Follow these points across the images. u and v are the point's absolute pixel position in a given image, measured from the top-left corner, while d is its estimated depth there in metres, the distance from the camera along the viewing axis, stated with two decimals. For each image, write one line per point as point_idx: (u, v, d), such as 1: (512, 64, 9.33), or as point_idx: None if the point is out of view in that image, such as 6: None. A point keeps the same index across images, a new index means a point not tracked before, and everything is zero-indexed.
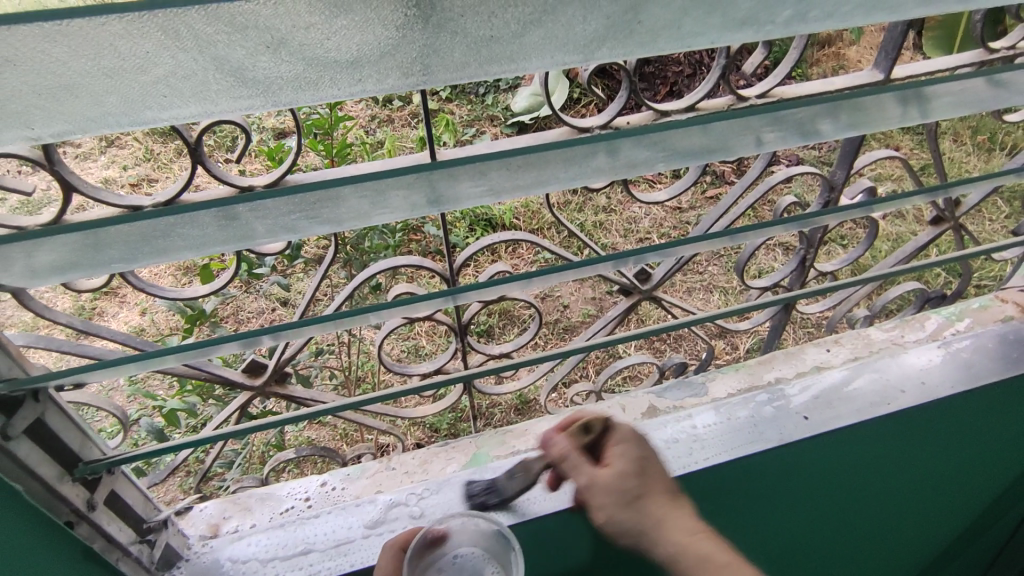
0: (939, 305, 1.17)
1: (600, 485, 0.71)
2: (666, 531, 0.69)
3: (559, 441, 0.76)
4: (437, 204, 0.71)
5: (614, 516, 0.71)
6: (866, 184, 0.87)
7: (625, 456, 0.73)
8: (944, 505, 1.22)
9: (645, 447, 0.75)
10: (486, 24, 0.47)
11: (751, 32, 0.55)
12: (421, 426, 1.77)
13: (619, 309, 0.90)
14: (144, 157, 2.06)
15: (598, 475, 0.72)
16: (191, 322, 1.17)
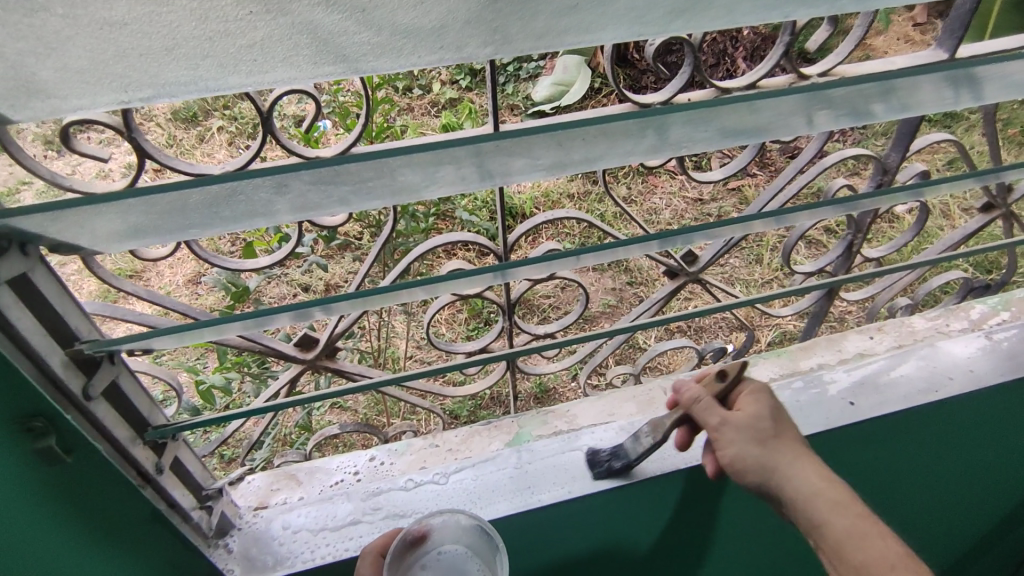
0: (980, 295, 1.16)
1: (731, 421, 0.76)
2: (796, 472, 0.72)
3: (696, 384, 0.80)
4: (490, 178, 0.71)
5: (746, 452, 0.74)
6: (920, 168, 0.86)
7: (759, 403, 0.77)
8: (979, 497, 1.21)
9: (777, 400, 0.79)
10: None
11: (825, 8, 0.54)
12: (443, 412, 1.79)
13: (664, 292, 0.90)
14: (169, 142, 2.07)
15: (730, 417, 0.76)
16: (235, 298, 1.17)
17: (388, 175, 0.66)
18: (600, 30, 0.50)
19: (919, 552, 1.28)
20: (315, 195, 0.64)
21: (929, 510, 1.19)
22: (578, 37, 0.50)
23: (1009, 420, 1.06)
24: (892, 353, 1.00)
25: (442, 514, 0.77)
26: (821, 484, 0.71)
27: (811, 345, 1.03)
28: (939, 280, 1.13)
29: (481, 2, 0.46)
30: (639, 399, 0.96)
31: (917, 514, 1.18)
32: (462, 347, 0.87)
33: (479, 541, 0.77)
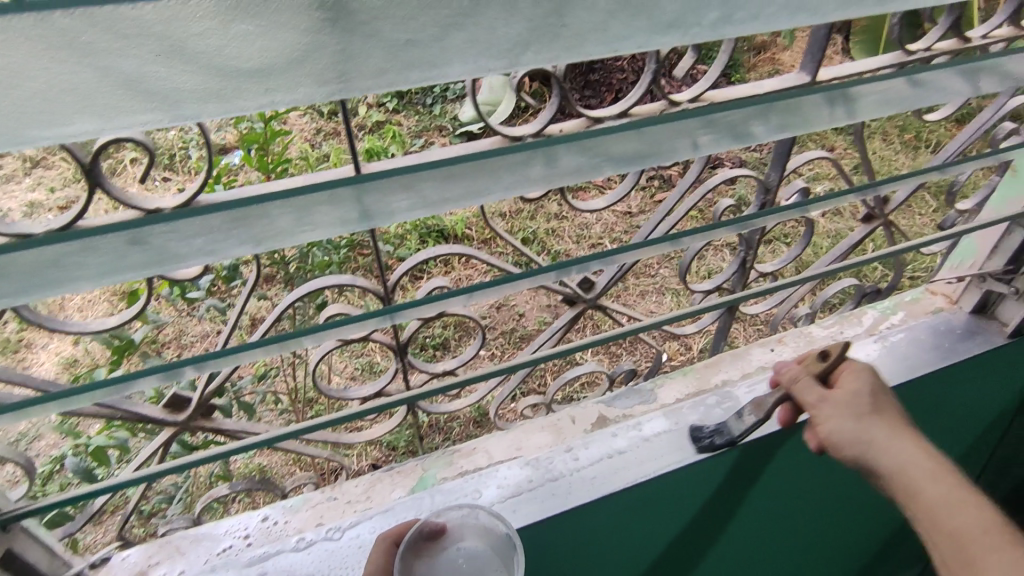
0: (875, 300, 1.20)
1: (832, 398, 0.77)
2: (888, 442, 0.74)
3: (797, 365, 0.82)
4: (368, 218, 0.68)
5: (843, 425, 0.75)
6: (801, 184, 0.88)
7: (856, 381, 0.78)
8: (891, 496, 1.26)
9: (875, 377, 0.80)
10: (402, 27, 0.45)
11: (678, 36, 0.51)
12: (379, 445, 1.73)
13: (565, 319, 0.89)
14: (73, 178, 1.95)
15: (830, 395, 0.77)
16: (119, 354, 1.07)
17: (246, 222, 0.61)
18: (449, 67, 0.48)
19: (840, 550, 1.31)
20: (163, 248, 0.59)
21: (844, 509, 1.22)
22: (422, 74, 0.47)
23: (911, 420, 1.09)
24: (792, 365, 1.02)
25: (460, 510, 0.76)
26: (913, 455, 0.73)
27: (717, 361, 1.04)
28: (835, 286, 1.17)
29: (305, 38, 0.43)
30: (547, 430, 0.94)
31: (833, 514, 1.21)
32: (356, 394, 0.83)
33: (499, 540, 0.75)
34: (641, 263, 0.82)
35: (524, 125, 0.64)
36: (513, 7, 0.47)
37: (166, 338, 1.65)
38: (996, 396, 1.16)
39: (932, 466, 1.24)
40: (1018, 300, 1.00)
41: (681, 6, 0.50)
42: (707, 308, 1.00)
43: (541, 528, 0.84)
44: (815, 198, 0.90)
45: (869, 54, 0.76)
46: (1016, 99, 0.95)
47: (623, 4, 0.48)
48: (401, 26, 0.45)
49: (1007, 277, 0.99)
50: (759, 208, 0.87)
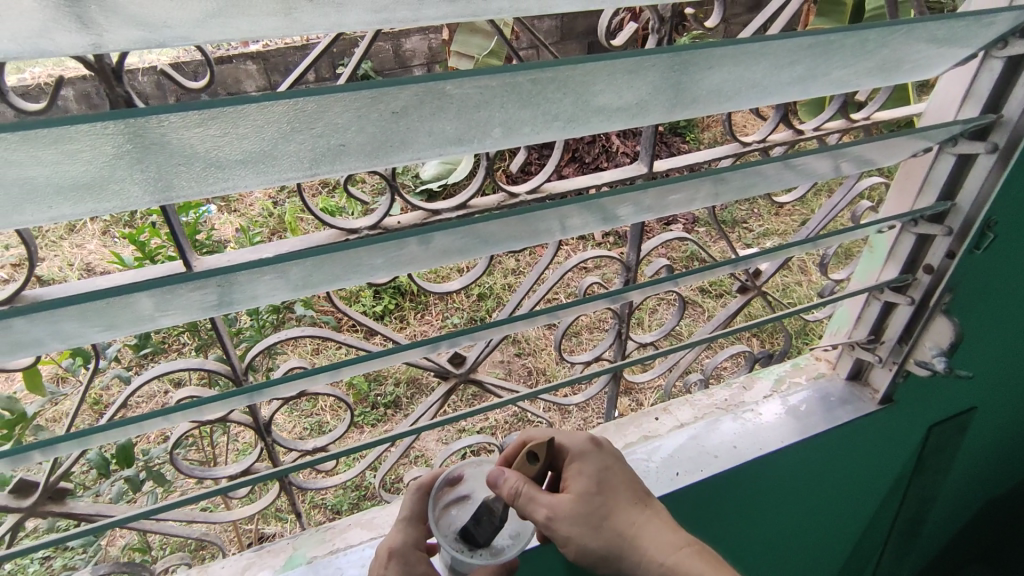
0: (768, 364, 1.24)
1: (560, 515, 0.78)
2: (647, 549, 0.78)
3: (511, 475, 0.77)
4: (225, 305, 0.71)
5: (586, 543, 0.78)
6: (665, 262, 0.94)
7: (581, 477, 0.82)
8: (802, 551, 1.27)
9: (598, 462, 0.84)
10: (209, 150, 0.47)
11: (467, 150, 0.57)
12: (322, 508, 1.70)
13: (438, 393, 0.91)
14: None
15: (557, 507, 0.78)
16: (8, 428, 1.06)
17: (94, 312, 0.64)
18: (246, 172, 0.49)
19: None
20: (22, 334, 0.63)
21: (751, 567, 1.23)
22: (217, 177, 0.49)
23: (801, 484, 1.12)
24: (673, 433, 1.05)
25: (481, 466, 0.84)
26: (659, 542, 0.79)
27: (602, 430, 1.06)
28: (727, 352, 1.22)
29: (124, 157, 0.45)
30: None
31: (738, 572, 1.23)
32: (222, 472, 0.83)
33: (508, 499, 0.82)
34: (505, 340, 0.85)
35: (359, 219, 0.68)
36: (317, 130, 0.49)
37: (94, 406, 1.65)
38: (887, 459, 1.19)
39: (840, 521, 1.26)
40: (885, 369, 1.03)
41: (464, 124, 0.55)
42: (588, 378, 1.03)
43: None
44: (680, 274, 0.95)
45: (702, 147, 0.82)
46: (866, 181, 1.03)
47: (417, 121, 0.52)
48: (206, 142, 0.46)
49: (872, 346, 1.02)
50: (624, 285, 0.92)
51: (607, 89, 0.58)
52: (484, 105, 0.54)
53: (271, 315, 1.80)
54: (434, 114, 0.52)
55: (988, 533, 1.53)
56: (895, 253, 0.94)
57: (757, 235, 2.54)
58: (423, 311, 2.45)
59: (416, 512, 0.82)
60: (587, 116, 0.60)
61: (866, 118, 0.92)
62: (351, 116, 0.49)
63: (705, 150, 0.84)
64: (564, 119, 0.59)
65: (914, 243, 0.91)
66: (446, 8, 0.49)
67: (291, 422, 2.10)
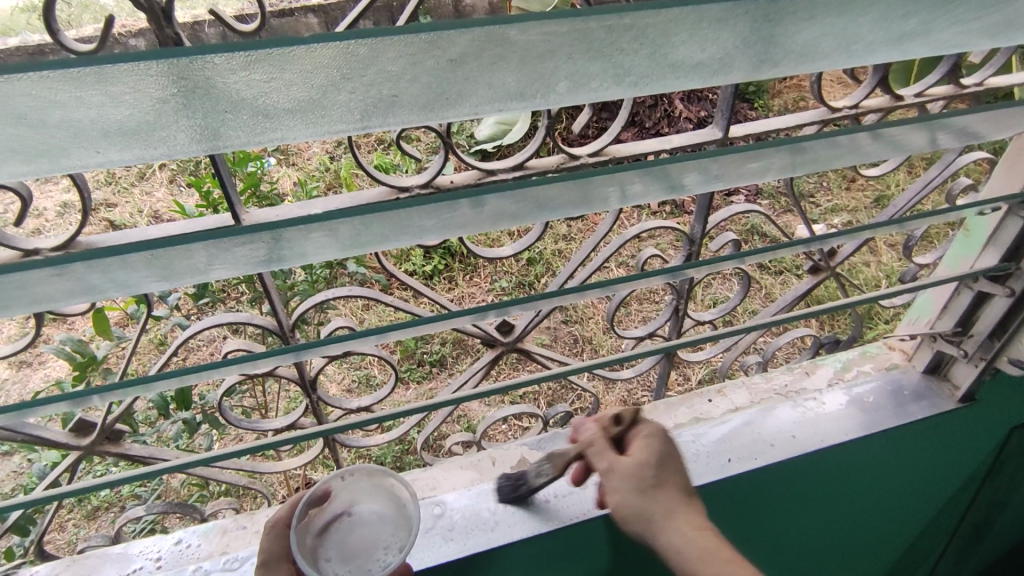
0: (834, 350, 1.17)
1: (618, 470, 0.75)
2: (676, 526, 0.72)
3: (594, 426, 0.81)
4: (274, 261, 0.69)
5: (628, 500, 0.74)
6: (732, 237, 0.88)
7: (648, 448, 0.77)
8: (860, 544, 1.20)
9: (668, 445, 0.78)
10: (258, 96, 0.44)
11: (531, 105, 0.52)
12: (367, 458, 1.74)
13: (484, 360, 0.89)
14: None
15: (618, 463, 0.75)
16: (81, 369, 1.11)
17: (147, 261, 0.64)
18: (291, 123, 0.47)
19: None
20: (84, 278, 0.63)
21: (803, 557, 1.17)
22: (263, 126, 0.46)
23: (861, 479, 1.05)
24: (728, 417, 0.99)
25: (345, 476, 0.82)
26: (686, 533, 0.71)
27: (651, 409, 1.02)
28: (789, 336, 1.15)
29: (168, 99, 0.43)
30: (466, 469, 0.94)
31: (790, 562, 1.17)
32: (269, 425, 0.84)
33: (395, 505, 0.82)
34: (558, 312, 0.82)
35: (413, 177, 0.65)
36: (366, 77, 0.46)
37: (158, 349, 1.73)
38: (959, 459, 1.11)
39: (902, 517, 1.18)
40: (969, 365, 0.94)
41: (528, 76, 0.50)
42: (640, 354, 0.99)
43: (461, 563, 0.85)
44: (747, 250, 0.88)
45: (784, 113, 0.74)
46: (967, 157, 0.93)
47: (475, 69, 0.48)
48: (253, 87, 0.44)
49: (957, 339, 0.93)
50: (685, 259, 0.87)
51: (689, 41, 0.53)
52: (552, 54, 0.49)
53: (324, 270, 1.83)
54: (496, 63, 0.48)
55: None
56: (996, 239, 0.84)
57: (824, 210, 2.39)
58: (472, 272, 2.43)
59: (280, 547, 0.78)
60: (666, 70, 0.54)
61: (977, 84, 0.82)
62: (405, 62, 0.46)
63: (789, 116, 0.76)
64: (639, 73, 0.53)
65: (1020, 229, 0.81)
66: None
67: (340, 375, 2.14)
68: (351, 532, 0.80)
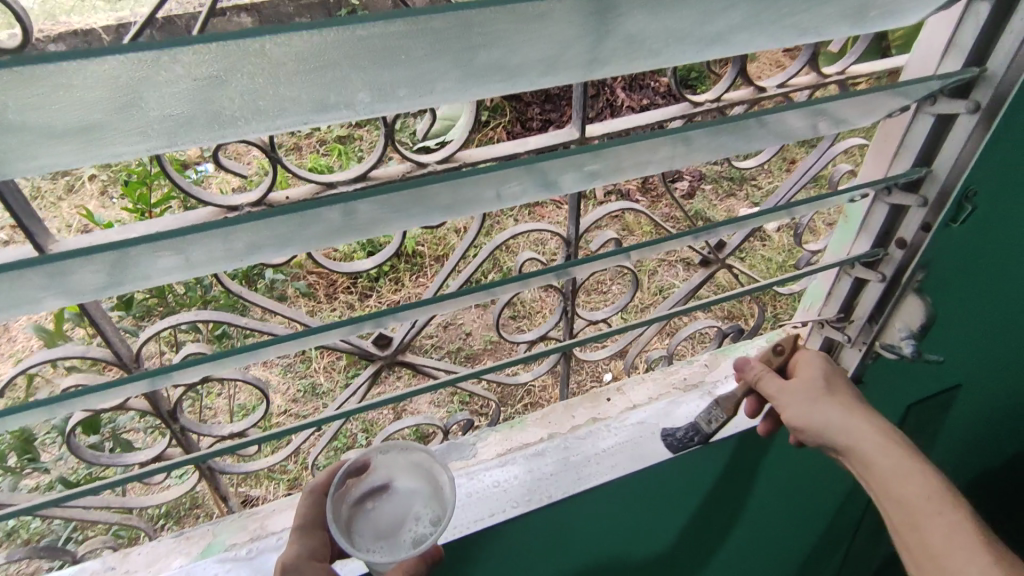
0: (737, 339, 1.17)
1: (788, 389, 0.83)
2: (860, 428, 0.79)
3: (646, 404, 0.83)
4: (114, 285, 0.63)
5: (829, 414, 0.81)
6: (612, 234, 0.86)
7: (812, 369, 0.84)
8: (775, 527, 1.21)
9: (830, 366, 0.85)
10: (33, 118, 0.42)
11: (339, 116, 0.50)
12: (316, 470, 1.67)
13: (365, 375, 0.86)
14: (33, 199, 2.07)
15: (789, 386, 0.84)
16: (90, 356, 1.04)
17: None
18: (66, 146, 0.44)
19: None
20: None
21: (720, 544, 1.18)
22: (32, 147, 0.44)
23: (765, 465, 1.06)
24: (627, 415, 0.98)
25: (386, 448, 0.79)
26: (863, 432, 0.79)
27: (552, 411, 1.00)
28: (693, 328, 1.15)
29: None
30: None
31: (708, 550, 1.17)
32: (132, 459, 0.79)
33: (433, 479, 0.79)
34: (459, 313, 0.80)
35: (243, 194, 0.61)
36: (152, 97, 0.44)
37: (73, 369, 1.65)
38: None
39: (815, 497, 1.20)
40: (854, 350, 0.95)
41: (325, 86, 0.47)
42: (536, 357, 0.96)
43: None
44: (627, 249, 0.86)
45: (642, 110, 0.73)
46: (842, 143, 0.93)
47: (266, 79, 0.46)
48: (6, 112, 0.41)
49: (841, 325, 0.94)
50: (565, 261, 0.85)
51: (502, 44, 0.50)
52: (345, 65, 0.47)
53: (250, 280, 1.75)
54: (287, 77, 0.46)
55: (970, 497, 1.48)
56: (866, 226, 0.85)
57: (765, 192, 2.40)
58: (420, 272, 2.36)
59: (311, 517, 0.77)
60: (483, 75, 0.52)
61: (840, 73, 0.82)
62: (182, 79, 0.44)
63: (651, 111, 0.75)
64: (453, 78, 0.51)
65: (886, 214, 0.82)
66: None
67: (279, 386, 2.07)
68: (384, 507, 0.78)
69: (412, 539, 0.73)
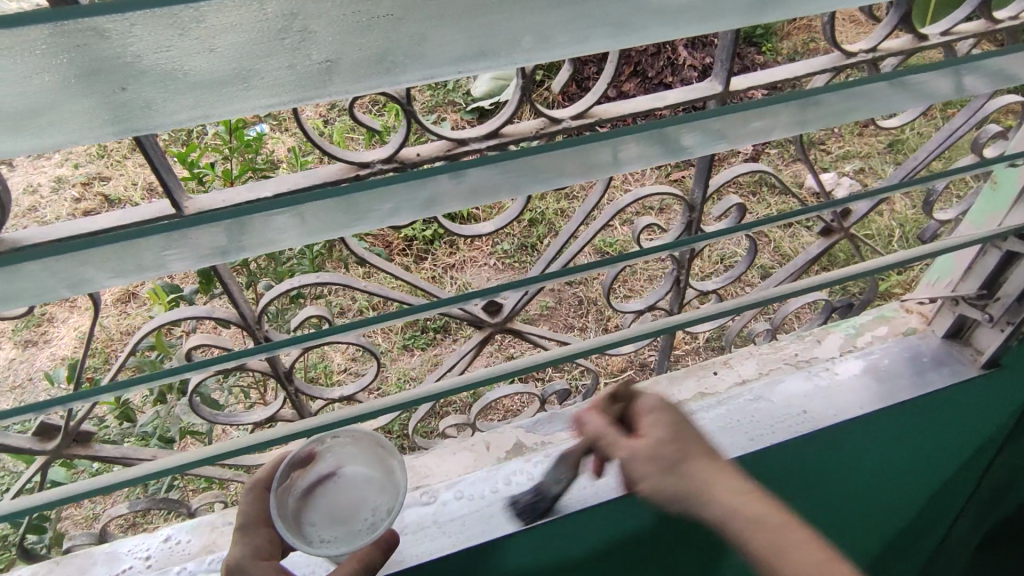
0: (845, 315, 1.10)
1: (640, 454, 0.62)
2: (717, 496, 0.59)
3: (593, 412, 0.67)
4: (232, 251, 0.54)
5: (659, 487, 0.61)
6: (737, 200, 0.80)
7: (657, 425, 0.63)
8: (876, 510, 1.15)
9: (680, 412, 0.65)
10: (176, 63, 0.38)
11: (495, 65, 0.45)
12: None
13: (472, 343, 0.83)
14: (99, 158, 2.13)
15: (634, 445, 0.63)
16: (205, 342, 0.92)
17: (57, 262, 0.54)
18: (210, 98, 0.40)
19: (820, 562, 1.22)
20: None
21: (821, 527, 1.12)
22: (180, 100, 0.39)
23: (882, 449, 1.00)
24: (734, 391, 0.94)
25: (326, 435, 0.75)
26: (733, 495, 0.59)
27: (653, 383, 0.97)
28: (799, 302, 1.09)
29: (61, 77, 0.36)
30: (459, 454, 0.89)
31: (809, 533, 1.12)
32: (247, 418, 0.79)
33: (380, 467, 0.75)
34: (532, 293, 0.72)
35: (373, 150, 0.58)
36: (299, 37, 0.39)
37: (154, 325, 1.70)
38: (982, 423, 1.05)
39: (923, 481, 1.13)
40: (994, 329, 0.88)
41: (486, 30, 0.43)
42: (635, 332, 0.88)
43: (468, 555, 0.81)
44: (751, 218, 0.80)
45: (790, 63, 0.66)
46: (996, 101, 0.84)
47: (424, 16, 0.41)
48: (162, 56, 0.37)
49: (981, 302, 0.87)
50: (685, 227, 0.80)
51: None
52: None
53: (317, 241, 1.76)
54: (442, 17, 0.41)
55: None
56: None
57: (836, 157, 2.28)
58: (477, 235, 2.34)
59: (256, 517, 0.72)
60: (665, 12, 0.46)
61: (1016, 16, 0.70)
62: (330, 19, 0.39)
63: (796, 63, 0.67)
64: (632, 16, 0.46)
65: None
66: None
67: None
68: (333, 498, 0.74)
69: (367, 532, 0.71)
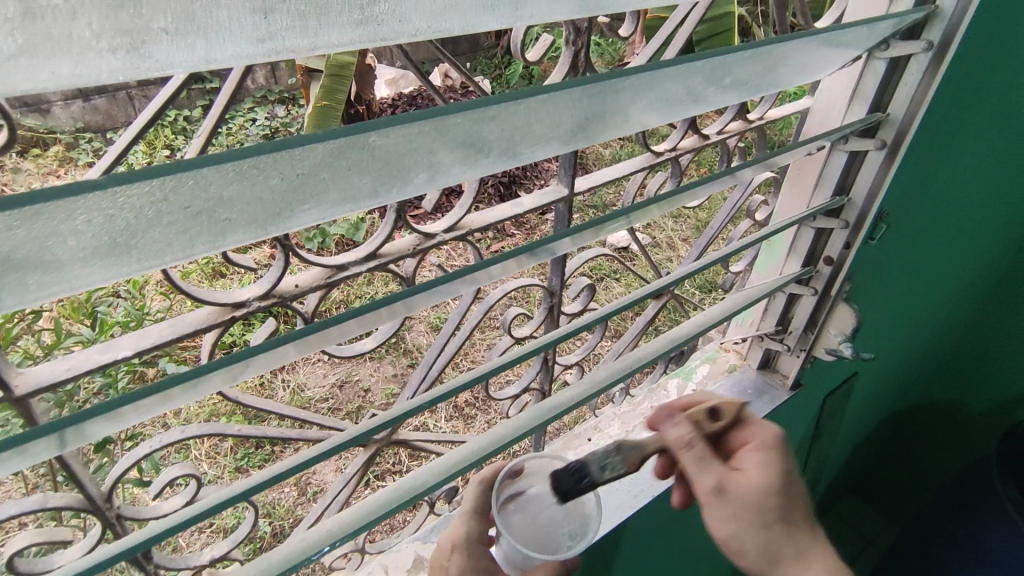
0: (680, 364, 1.25)
1: (739, 495, 0.71)
2: (813, 565, 0.70)
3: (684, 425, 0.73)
4: (77, 444, 0.44)
5: (748, 537, 0.70)
6: (587, 281, 0.90)
7: (762, 468, 0.73)
8: None
9: (784, 458, 0.75)
10: (41, 242, 0.32)
11: (392, 198, 0.45)
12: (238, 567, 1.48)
13: (357, 463, 0.79)
14: None
15: (738, 484, 0.71)
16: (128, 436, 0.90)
17: None
18: (84, 269, 0.34)
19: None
20: None
21: (698, 557, 1.22)
22: (45, 283, 0.34)
23: None
24: None
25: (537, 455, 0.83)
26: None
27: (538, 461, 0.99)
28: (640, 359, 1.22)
29: None
30: None
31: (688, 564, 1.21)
32: None
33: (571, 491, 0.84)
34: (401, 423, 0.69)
35: (251, 287, 0.55)
36: (191, 200, 0.36)
37: None
38: (794, 434, 1.27)
39: None
40: (792, 357, 1.07)
41: (382, 170, 0.43)
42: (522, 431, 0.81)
43: None
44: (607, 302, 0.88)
45: (618, 165, 0.77)
46: (757, 179, 1.06)
47: (325, 164, 0.40)
48: (23, 239, 0.32)
49: (780, 336, 1.06)
50: (548, 311, 0.86)
51: (547, 109, 0.50)
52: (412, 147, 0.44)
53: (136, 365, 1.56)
54: (343, 167, 0.41)
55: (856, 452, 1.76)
56: (796, 247, 0.96)
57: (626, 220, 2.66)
58: None
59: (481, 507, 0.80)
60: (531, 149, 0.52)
61: (761, 117, 0.93)
62: (227, 182, 0.36)
63: (620, 165, 0.79)
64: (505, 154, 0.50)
65: (814, 236, 0.93)
66: (358, 32, 0.37)
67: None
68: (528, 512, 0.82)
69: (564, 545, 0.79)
